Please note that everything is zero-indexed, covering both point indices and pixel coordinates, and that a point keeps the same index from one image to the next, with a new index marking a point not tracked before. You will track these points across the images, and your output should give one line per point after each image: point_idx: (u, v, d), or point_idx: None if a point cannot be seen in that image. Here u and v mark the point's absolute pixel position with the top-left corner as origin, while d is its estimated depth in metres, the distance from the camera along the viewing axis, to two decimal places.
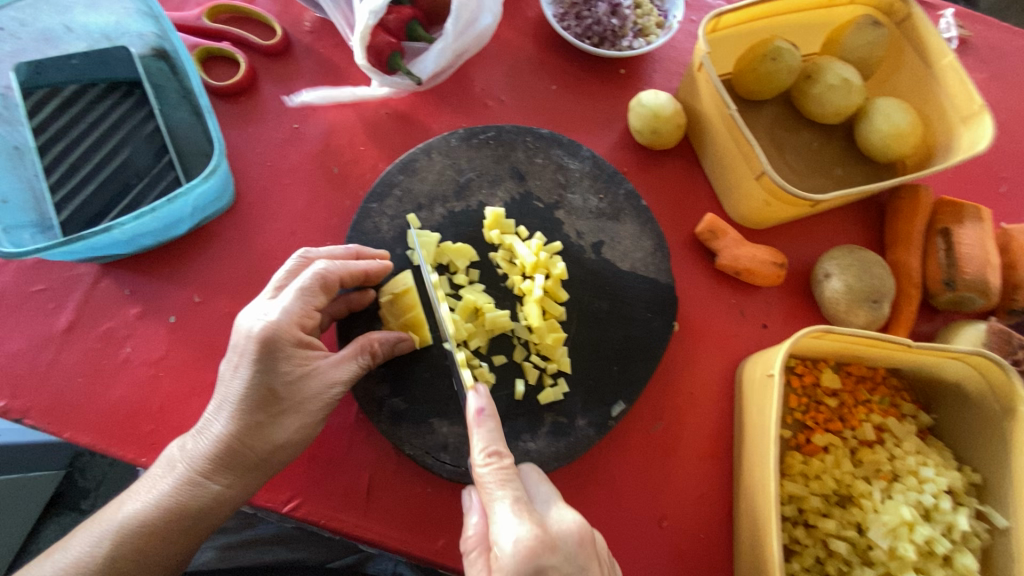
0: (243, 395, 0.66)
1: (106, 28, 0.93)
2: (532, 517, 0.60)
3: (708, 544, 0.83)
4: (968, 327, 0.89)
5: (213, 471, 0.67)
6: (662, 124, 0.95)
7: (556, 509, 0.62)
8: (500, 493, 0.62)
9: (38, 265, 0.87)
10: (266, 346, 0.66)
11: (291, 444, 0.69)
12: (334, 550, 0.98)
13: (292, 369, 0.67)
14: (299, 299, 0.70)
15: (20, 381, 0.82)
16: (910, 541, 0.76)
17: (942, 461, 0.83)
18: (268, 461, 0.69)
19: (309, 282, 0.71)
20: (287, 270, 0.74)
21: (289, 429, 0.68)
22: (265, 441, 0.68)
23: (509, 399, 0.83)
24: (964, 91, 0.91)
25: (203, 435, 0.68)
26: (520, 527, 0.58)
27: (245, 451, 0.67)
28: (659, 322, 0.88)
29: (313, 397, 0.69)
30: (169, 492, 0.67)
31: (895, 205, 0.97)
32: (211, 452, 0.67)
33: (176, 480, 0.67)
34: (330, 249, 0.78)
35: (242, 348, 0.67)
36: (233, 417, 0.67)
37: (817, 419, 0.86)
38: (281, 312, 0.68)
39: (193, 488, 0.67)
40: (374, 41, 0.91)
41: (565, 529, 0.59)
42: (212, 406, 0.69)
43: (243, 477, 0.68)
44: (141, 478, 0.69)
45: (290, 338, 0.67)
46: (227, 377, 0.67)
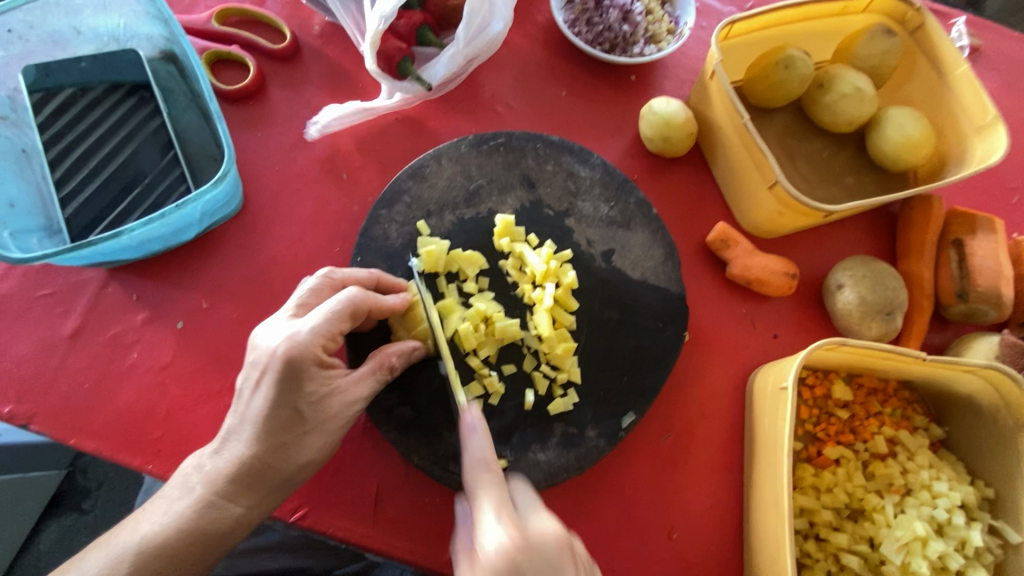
0: (266, 415, 0.66)
1: (115, 29, 0.92)
2: (514, 523, 0.58)
3: (717, 557, 0.83)
4: (980, 339, 0.88)
5: (235, 492, 0.67)
6: (674, 132, 0.94)
7: (537, 516, 0.60)
8: (485, 498, 0.62)
9: (45, 269, 0.87)
10: (292, 367, 0.65)
11: (313, 463, 0.70)
12: (340, 558, 0.97)
13: (316, 389, 0.67)
14: (326, 323, 0.68)
15: (26, 386, 0.82)
16: (923, 557, 0.76)
17: (955, 476, 0.82)
18: (291, 480, 0.69)
19: (342, 306, 0.69)
20: (311, 289, 0.73)
21: (312, 449, 0.69)
22: (289, 460, 0.68)
23: (519, 408, 0.82)
24: (979, 102, 0.90)
25: (223, 455, 0.68)
26: (501, 531, 0.57)
27: (268, 471, 0.67)
28: (670, 331, 0.88)
29: (335, 416, 0.69)
30: (188, 514, 0.66)
31: (907, 215, 0.96)
32: (233, 473, 0.67)
33: (194, 501, 0.67)
34: (356, 273, 0.77)
35: (264, 367, 0.66)
36: (255, 437, 0.67)
37: (828, 432, 0.85)
38: (308, 332, 0.67)
39: (215, 509, 0.66)
40: (385, 46, 0.90)
41: (544, 535, 0.57)
42: (232, 425, 0.68)
43: (265, 497, 0.68)
44: (157, 497, 0.69)
45: (313, 357, 0.67)
46: (247, 397, 0.67)
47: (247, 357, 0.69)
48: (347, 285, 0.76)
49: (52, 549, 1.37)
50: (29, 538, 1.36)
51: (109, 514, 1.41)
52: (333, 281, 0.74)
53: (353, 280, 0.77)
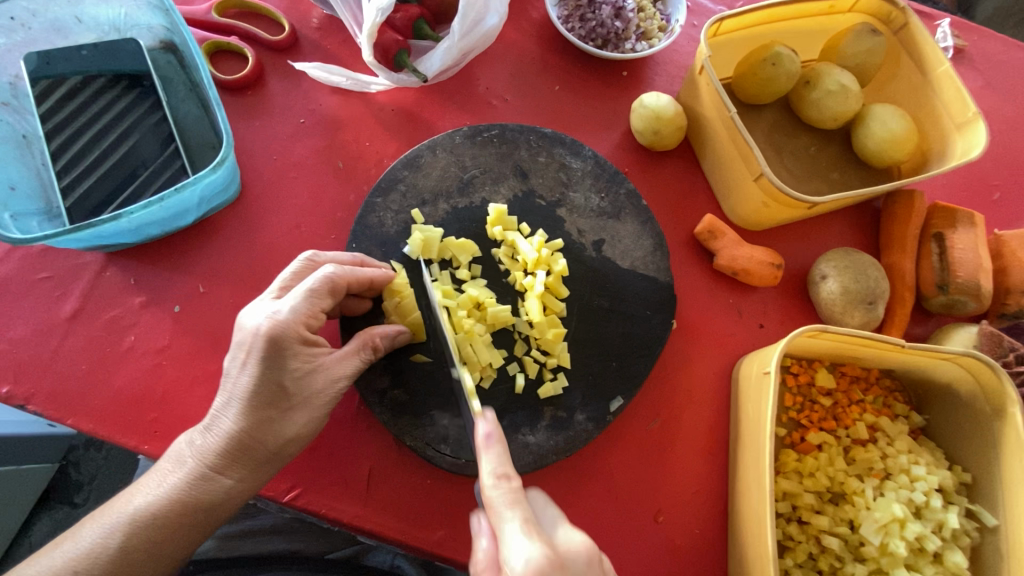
0: (251, 391, 0.67)
1: (116, 19, 0.94)
2: (541, 537, 0.57)
3: (703, 539, 0.85)
4: (959, 329, 0.91)
5: (224, 465, 0.68)
6: (663, 125, 0.96)
7: (563, 529, 0.60)
8: (509, 514, 0.59)
9: (44, 253, 0.88)
10: (274, 344, 0.67)
11: (300, 438, 0.71)
12: (333, 542, 0.99)
13: (300, 365, 0.69)
14: (305, 301, 0.70)
15: (24, 367, 0.83)
16: (901, 538, 0.77)
17: (933, 461, 0.84)
18: (279, 455, 0.70)
19: (319, 284, 0.71)
20: (294, 271, 0.75)
21: (298, 424, 0.70)
22: (276, 436, 0.69)
23: (510, 392, 0.84)
24: (960, 100, 0.93)
25: (212, 431, 0.69)
26: (531, 547, 0.56)
27: (255, 445, 0.68)
28: (658, 319, 0.90)
29: (320, 392, 0.71)
30: (180, 485, 0.68)
31: (891, 210, 0.99)
32: (221, 447, 0.68)
33: (185, 474, 0.68)
34: (337, 255, 0.78)
35: (248, 347, 0.67)
36: (242, 412, 0.68)
37: (811, 418, 0.87)
38: (289, 312, 0.69)
39: (205, 482, 0.68)
40: (381, 39, 0.92)
41: (575, 550, 0.58)
42: (220, 401, 0.70)
43: (254, 471, 0.70)
44: (149, 471, 0.70)
45: (295, 335, 0.69)
46: (234, 374, 0.68)
47: (234, 338, 0.70)
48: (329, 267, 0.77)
49: (43, 541, 1.38)
50: (21, 530, 1.37)
51: (102, 507, 1.42)
52: (315, 264, 0.76)
53: (335, 261, 0.78)
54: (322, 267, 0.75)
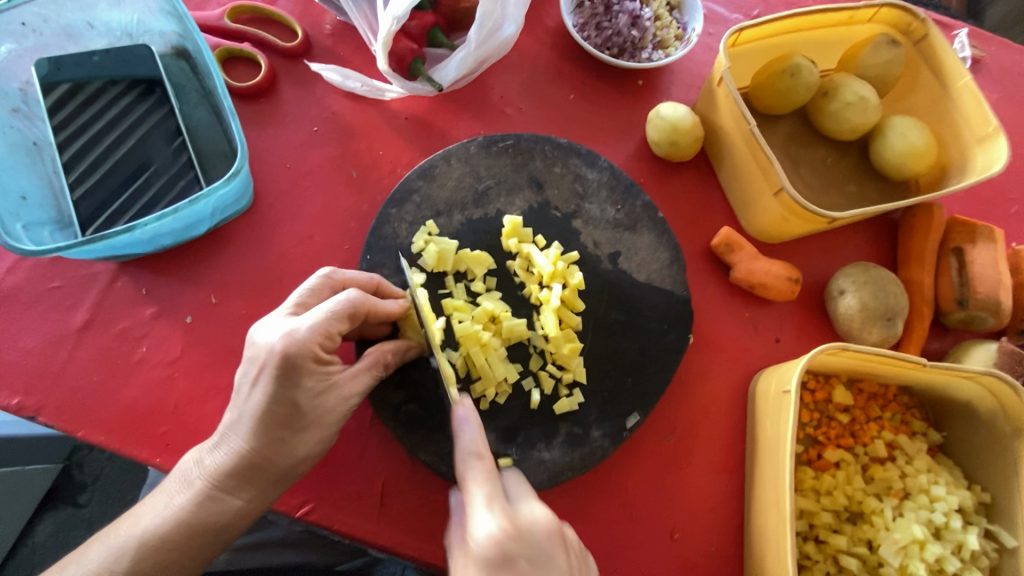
0: (263, 410, 0.66)
1: (128, 25, 0.93)
2: (503, 511, 0.60)
3: (718, 556, 0.84)
4: (979, 347, 0.90)
5: (234, 485, 0.68)
6: (681, 136, 0.95)
7: (528, 502, 0.62)
8: (478, 488, 0.62)
9: (55, 262, 0.87)
10: (288, 363, 0.65)
11: (311, 456, 0.70)
12: (342, 553, 0.99)
13: (314, 384, 0.67)
14: (326, 321, 0.68)
15: (35, 378, 0.82)
16: (921, 560, 0.77)
17: (952, 480, 0.83)
18: (289, 474, 0.69)
19: (341, 306, 0.69)
20: (311, 288, 0.73)
21: (310, 443, 0.69)
22: (287, 455, 0.68)
23: (525, 407, 0.83)
24: (981, 114, 0.92)
25: (221, 449, 0.68)
26: (491, 520, 0.58)
27: (267, 465, 0.68)
28: (675, 333, 0.89)
29: (332, 410, 0.69)
30: (188, 507, 0.67)
31: (908, 224, 0.98)
32: (231, 467, 0.67)
33: (194, 494, 0.67)
34: (357, 276, 0.77)
35: (262, 362, 0.66)
36: (253, 432, 0.67)
37: (828, 435, 0.87)
38: (307, 330, 0.67)
39: (214, 503, 0.67)
40: (396, 47, 0.91)
41: (534, 520, 0.59)
42: (229, 420, 0.68)
43: (264, 490, 0.69)
44: (156, 490, 0.69)
45: (311, 355, 0.66)
46: (245, 391, 0.67)
47: (246, 352, 0.69)
48: (346, 287, 0.76)
49: (46, 543, 1.37)
50: (23, 532, 1.36)
51: (105, 508, 1.41)
52: (333, 282, 0.75)
53: (353, 283, 0.77)
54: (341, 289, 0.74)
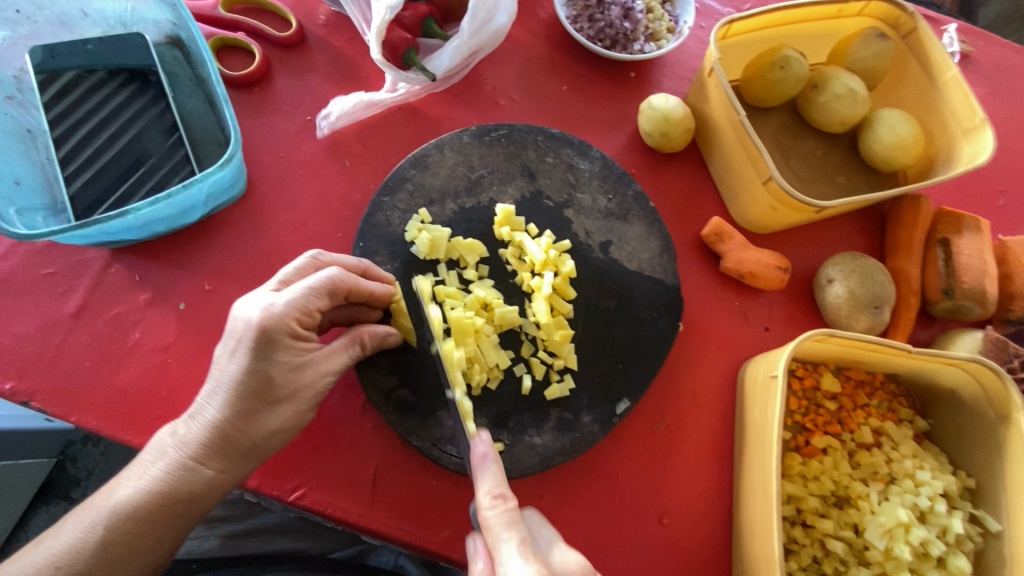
0: (238, 382, 0.66)
1: (122, 14, 0.93)
2: (538, 561, 0.59)
3: (707, 541, 0.85)
4: (965, 334, 0.91)
5: (206, 456, 0.68)
6: (672, 127, 0.96)
7: (558, 551, 0.62)
8: (507, 534, 0.61)
9: (49, 249, 0.87)
10: (264, 335, 0.66)
11: (285, 429, 0.70)
12: (335, 541, 1.00)
13: (290, 358, 0.68)
14: (304, 297, 0.69)
15: (28, 363, 0.83)
16: (906, 543, 0.78)
17: (938, 465, 0.85)
18: (262, 446, 0.69)
19: (320, 283, 0.70)
20: (296, 267, 0.74)
21: (284, 417, 0.69)
22: (260, 428, 0.68)
23: (516, 393, 0.84)
24: (967, 105, 0.93)
25: (196, 420, 0.69)
26: (528, 569, 0.57)
27: (239, 437, 0.68)
28: (665, 321, 0.90)
29: (307, 385, 0.70)
30: (161, 477, 0.67)
31: (896, 214, 0.99)
32: (204, 438, 0.67)
33: (167, 464, 0.68)
34: (344, 259, 0.78)
35: (239, 335, 0.67)
36: (228, 404, 0.67)
37: (816, 422, 0.87)
38: (283, 305, 0.67)
39: (186, 472, 0.67)
40: (390, 36, 0.92)
41: (570, 567, 0.60)
42: (206, 391, 0.69)
43: (237, 463, 0.69)
44: (133, 462, 0.70)
45: (287, 329, 0.67)
46: (221, 363, 0.68)
47: (226, 328, 0.70)
48: (332, 267, 0.76)
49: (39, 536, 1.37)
50: (19, 525, 1.36)
51: None
52: (318, 263, 0.75)
53: (339, 264, 0.77)
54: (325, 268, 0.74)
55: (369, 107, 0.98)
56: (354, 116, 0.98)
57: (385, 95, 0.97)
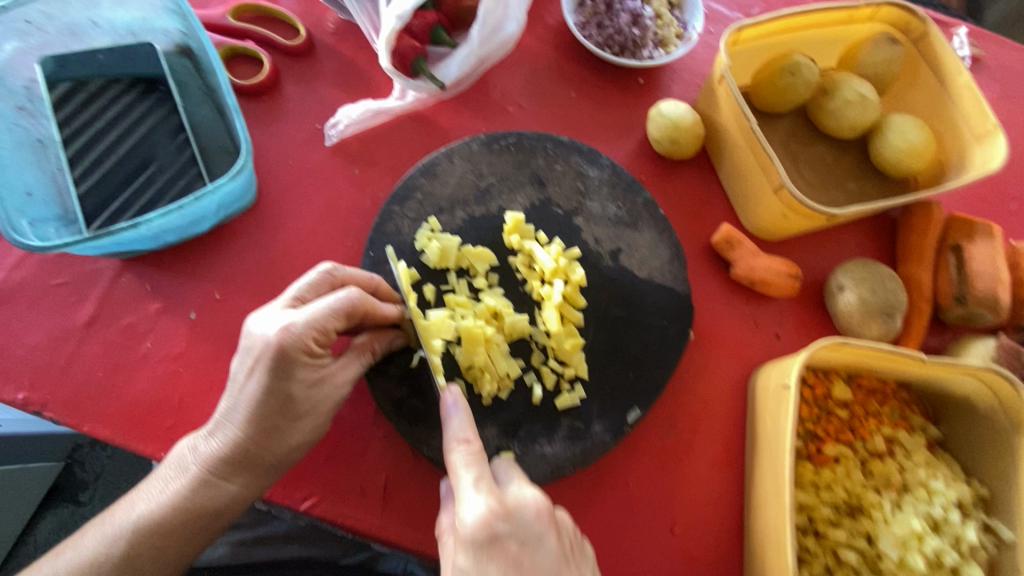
0: (258, 400, 0.66)
1: (132, 23, 0.94)
2: (492, 492, 0.62)
3: (718, 550, 0.85)
4: (978, 343, 0.90)
5: (227, 472, 0.68)
6: (681, 134, 0.96)
7: (516, 485, 0.65)
8: (466, 471, 0.64)
9: (60, 258, 0.88)
10: (283, 356, 0.66)
11: (304, 444, 0.71)
12: (345, 548, 1.00)
13: (308, 375, 0.68)
14: (322, 316, 0.68)
15: (40, 373, 0.83)
16: (920, 552, 0.78)
17: (951, 474, 0.84)
18: (282, 461, 0.70)
19: (340, 304, 0.69)
20: (310, 282, 0.74)
21: (303, 432, 0.70)
22: (281, 444, 0.69)
23: (527, 402, 0.84)
24: (979, 111, 0.92)
25: (217, 436, 0.69)
26: (481, 501, 0.61)
27: (261, 453, 0.69)
28: (675, 329, 0.89)
29: (325, 399, 0.71)
30: (184, 492, 0.68)
31: (908, 221, 0.98)
32: (224, 455, 0.68)
33: (189, 480, 0.68)
34: (358, 275, 0.78)
35: (257, 353, 0.66)
36: (248, 422, 0.67)
37: (828, 431, 0.87)
38: (303, 323, 0.67)
39: (208, 488, 0.68)
40: (399, 45, 0.91)
41: (523, 501, 0.62)
42: (224, 407, 0.69)
43: (258, 477, 0.70)
44: (153, 476, 0.71)
45: (304, 348, 0.67)
46: (240, 381, 0.68)
47: (242, 343, 0.69)
48: (346, 284, 0.76)
49: (48, 540, 1.37)
50: (25, 529, 1.37)
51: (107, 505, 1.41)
52: (333, 278, 0.75)
53: (355, 280, 0.77)
54: (341, 285, 0.74)
55: (378, 116, 0.98)
56: (361, 125, 0.98)
57: (392, 102, 0.97)
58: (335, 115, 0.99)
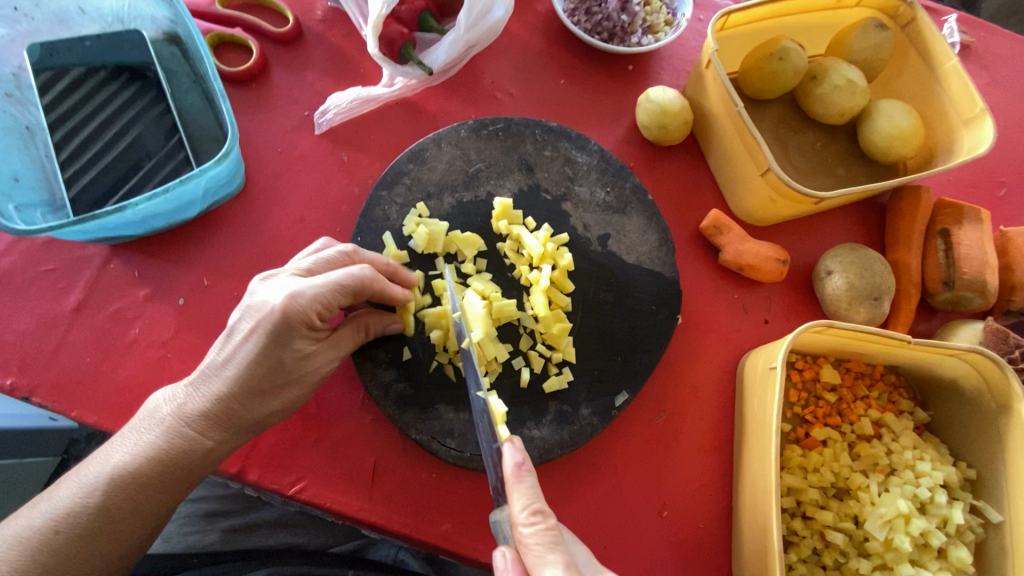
0: (253, 361, 0.67)
1: (119, 11, 0.92)
2: None
3: (707, 534, 0.85)
4: (965, 326, 0.91)
5: (210, 429, 0.68)
6: (670, 120, 0.96)
7: None
8: (549, 556, 0.60)
9: (48, 245, 0.88)
10: (287, 323, 0.66)
11: (286, 409, 0.73)
12: (335, 535, 1.01)
13: (304, 344, 0.69)
14: (331, 291, 0.68)
15: (28, 359, 0.83)
16: (906, 533, 0.78)
17: (938, 456, 0.84)
18: (264, 423, 0.71)
19: (348, 280, 0.69)
20: (327, 258, 0.73)
21: (289, 397, 0.72)
22: (266, 406, 0.70)
23: (515, 385, 0.84)
24: (967, 96, 0.92)
25: (202, 392, 0.68)
26: None
27: (245, 413, 0.69)
28: (664, 314, 0.89)
29: (315, 369, 0.72)
30: (162, 446, 0.66)
31: (896, 206, 0.98)
32: (210, 414, 0.68)
33: (168, 434, 0.67)
34: (376, 258, 0.78)
35: (261, 317, 0.67)
36: (238, 381, 0.68)
37: (816, 414, 0.87)
38: (311, 295, 0.67)
39: (187, 444, 0.67)
40: (387, 31, 0.92)
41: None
42: (213, 363, 0.69)
43: (238, 436, 0.70)
44: (127, 428, 0.69)
45: (308, 318, 0.68)
46: (236, 339, 0.68)
47: (243, 303, 0.70)
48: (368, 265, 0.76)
49: None
50: None
51: None
52: (353, 259, 0.75)
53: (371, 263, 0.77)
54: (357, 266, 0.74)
55: (366, 103, 0.98)
56: (348, 111, 0.98)
57: (380, 90, 0.97)
58: (324, 101, 0.99)
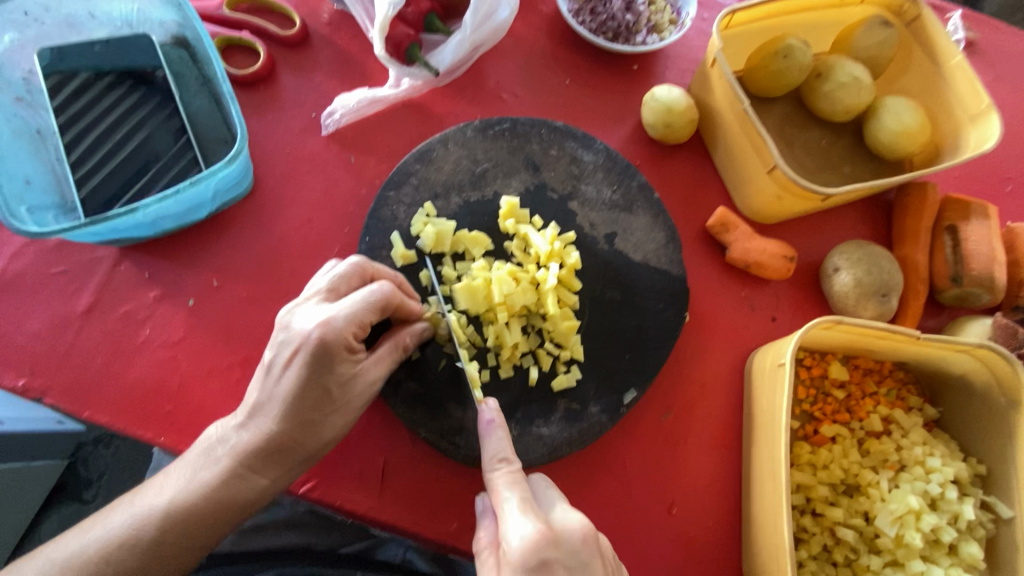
0: (297, 393, 0.67)
1: (130, 15, 0.94)
2: (537, 516, 0.62)
3: (717, 531, 0.85)
4: (974, 322, 0.91)
5: (259, 465, 0.68)
6: (675, 118, 0.96)
7: (560, 509, 0.64)
8: (508, 494, 0.65)
9: (59, 247, 0.89)
10: (324, 349, 0.66)
11: (336, 440, 0.72)
12: (346, 535, 1.01)
13: (345, 371, 0.69)
14: (361, 310, 0.69)
15: (40, 360, 0.84)
16: (917, 529, 0.78)
17: (948, 452, 0.84)
18: (315, 456, 0.70)
19: (375, 297, 0.70)
20: (341, 274, 0.73)
21: (336, 427, 0.70)
22: (316, 438, 0.69)
23: (523, 384, 0.84)
24: (973, 92, 0.92)
25: (250, 427, 0.68)
26: (526, 524, 0.61)
27: (295, 447, 0.69)
28: (671, 312, 0.90)
29: (359, 396, 0.71)
30: (214, 483, 0.66)
31: (903, 203, 0.98)
32: (257, 445, 0.68)
33: (219, 471, 0.67)
34: (384, 270, 0.78)
35: (298, 345, 0.67)
36: (284, 415, 0.68)
37: (824, 411, 0.87)
38: (343, 317, 0.68)
39: (238, 480, 0.67)
40: (394, 33, 0.92)
41: (569, 527, 0.61)
42: (258, 398, 0.69)
43: (289, 471, 0.70)
44: (180, 464, 0.69)
45: (345, 342, 0.68)
46: (277, 372, 0.68)
47: (278, 334, 0.70)
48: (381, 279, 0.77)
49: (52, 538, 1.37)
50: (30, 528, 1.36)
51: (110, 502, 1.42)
52: (364, 271, 0.75)
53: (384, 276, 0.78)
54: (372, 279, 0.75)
55: (373, 104, 0.99)
56: (357, 112, 0.98)
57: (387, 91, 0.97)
58: (331, 103, 0.99)
